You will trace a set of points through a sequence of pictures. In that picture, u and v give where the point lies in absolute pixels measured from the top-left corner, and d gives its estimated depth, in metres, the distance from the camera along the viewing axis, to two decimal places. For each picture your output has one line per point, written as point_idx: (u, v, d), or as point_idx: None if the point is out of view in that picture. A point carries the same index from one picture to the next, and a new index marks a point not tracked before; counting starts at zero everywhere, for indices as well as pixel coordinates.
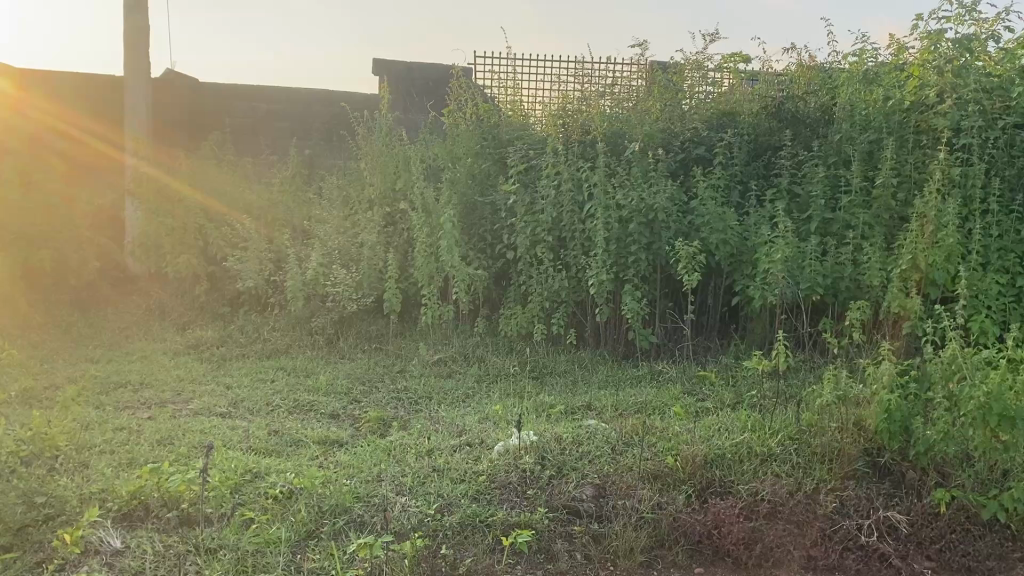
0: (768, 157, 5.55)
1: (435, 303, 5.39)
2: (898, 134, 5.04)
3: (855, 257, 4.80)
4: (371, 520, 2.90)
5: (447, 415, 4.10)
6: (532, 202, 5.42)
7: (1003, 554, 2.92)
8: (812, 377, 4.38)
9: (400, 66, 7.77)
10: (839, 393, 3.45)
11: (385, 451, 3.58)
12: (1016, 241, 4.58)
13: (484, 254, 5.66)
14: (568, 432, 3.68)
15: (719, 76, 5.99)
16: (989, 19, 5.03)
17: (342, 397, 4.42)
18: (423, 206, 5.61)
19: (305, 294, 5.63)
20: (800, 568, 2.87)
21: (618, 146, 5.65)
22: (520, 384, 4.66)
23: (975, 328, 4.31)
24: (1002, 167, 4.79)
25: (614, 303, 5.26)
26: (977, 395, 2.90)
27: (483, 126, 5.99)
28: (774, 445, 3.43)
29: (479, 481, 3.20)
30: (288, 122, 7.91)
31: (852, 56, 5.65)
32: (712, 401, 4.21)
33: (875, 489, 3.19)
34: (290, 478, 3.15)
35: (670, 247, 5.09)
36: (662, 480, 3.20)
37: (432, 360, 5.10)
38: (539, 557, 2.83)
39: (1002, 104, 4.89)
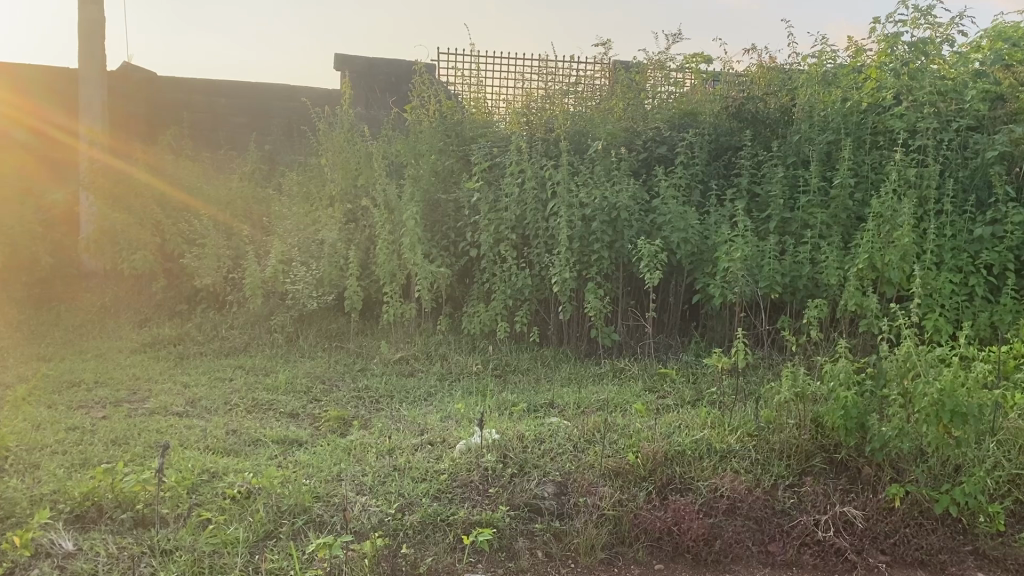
0: (728, 158, 5.61)
1: (397, 302, 5.37)
2: (855, 134, 5.12)
3: (814, 256, 4.86)
4: (330, 520, 2.88)
5: (408, 414, 4.08)
6: (495, 200, 5.42)
7: (955, 548, 2.99)
8: (771, 374, 4.44)
9: (363, 61, 7.69)
10: (797, 390, 3.39)
11: (345, 450, 3.55)
12: (969, 240, 4.67)
13: (447, 252, 5.64)
14: (530, 430, 3.69)
15: (682, 76, 6.15)
16: (944, 23, 5.15)
17: (302, 396, 4.38)
18: (386, 203, 5.59)
19: (264, 291, 5.56)
20: (758, 563, 2.91)
21: (582, 145, 5.68)
22: (482, 382, 4.66)
23: (929, 325, 4.38)
24: (956, 168, 4.88)
25: (577, 301, 5.28)
26: (931, 392, 2.96)
27: (446, 123, 5.98)
28: (733, 441, 3.46)
29: (441, 479, 3.19)
30: (248, 118, 7.80)
31: (812, 57, 5.73)
32: (673, 398, 4.25)
33: (832, 485, 3.23)
34: (247, 478, 3.11)
35: (632, 246, 5.12)
36: (623, 476, 3.22)
37: (393, 359, 5.07)
38: (501, 555, 2.83)
39: (956, 106, 4.98)
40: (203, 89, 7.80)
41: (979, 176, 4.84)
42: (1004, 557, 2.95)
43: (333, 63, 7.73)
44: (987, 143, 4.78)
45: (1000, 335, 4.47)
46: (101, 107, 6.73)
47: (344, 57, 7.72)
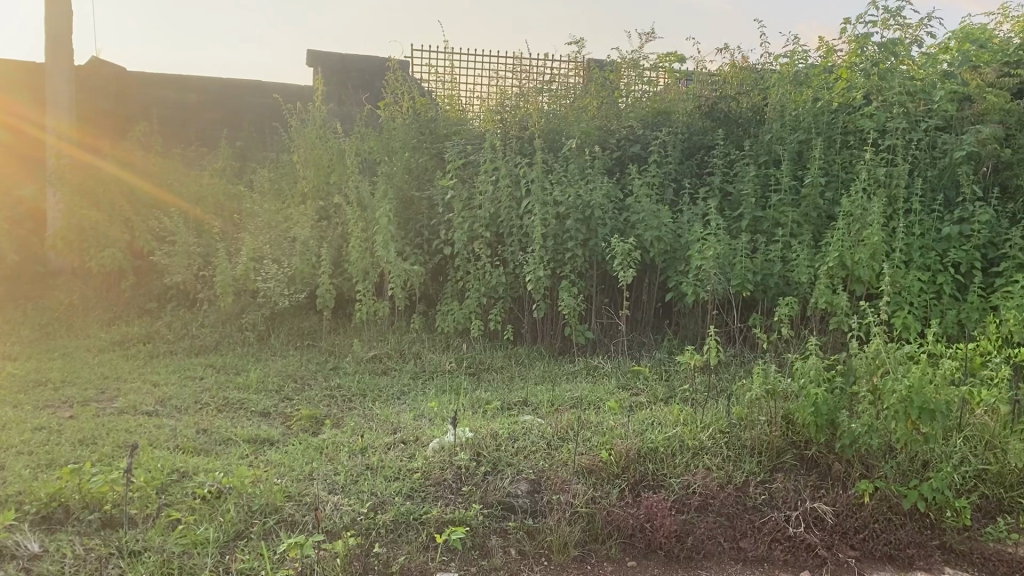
0: (700, 157, 5.64)
1: (370, 300, 5.35)
2: (826, 134, 5.18)
3: (785, 255, 4.90)
4: (302, 519, 2.86)
5: (381, 412, 4.06)
6: (469, 197, 5.40)
7: (923, 543, 3.03)
8: (743, 371, 4.46)
9: (336, 58, 7.66)
10: (768, 387, 3.43)
11: (317, 449, 3.53)
12: (937, 239, 4.73)
13: (421, 250, 5.63)
14: (504, 428, 3.69)
15: (654, 76, 6.18)
16: (914, 23, 5.21)
17: (274, 394, 4.35)
18: (359, 200, 5.55)
19: (235, 290, 5.50)
20: (730, 559, 2.94)
21: (556, 143, 5.69)
22: (456, 380, 4.66)
23: (898, 323, 4.42)
24: (925, 168, 4.94)
25: (551, 299, 5.28)
26: (900, 388, 3.00)
27: (420, 120, 5.96)
28: (705, 439, 3.48)
29: (415, 478, 3.18)
30: (218, 114, 7.71)
31: (783, 57, 5.78)
32: (646, 396, 4.27)
33: (803, 481, 3.25)
34: (218, 478, 3.08)
35: (606, 244, 5.13)
36: (596, 474, 3.23)
37: (366, 358, 5.05)
38: (474, 553, 2.82)
39: (925, 107, 5.06)
40: (174, 84, 7.68)
41: (946, 176, 4.91)
42: (970, 551, 3.00)
43: (306, 60, 7.67)
44: (954, 142, 4.84)
45: (967, 333, 4.52)
46: (68, 101, 6.62)
47: (316, 54, 7.65)
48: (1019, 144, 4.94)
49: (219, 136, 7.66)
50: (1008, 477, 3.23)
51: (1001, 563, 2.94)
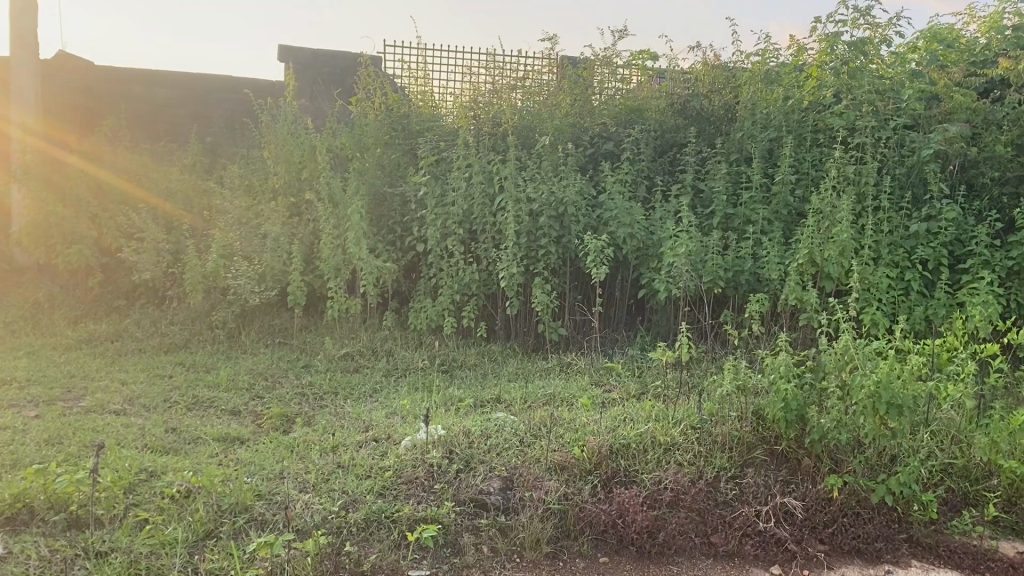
0: (673, 154, 5.67)
1: (342, 297, 5.33)
2: (796, 132, 5.24)
3: (755, 251, 4.94)
4: (273, 518, 2.84)
5: (353, 410, 4.04)
6: (442, 194, 5.39)
7: (890, 536, 3.08)
8: (714, 367, 4.49)
9: (307, 53, 7.60)
10: (739, 383, 3.43)
11: (288, 447, 3.51)
12: (905, 236, 4.80)
13: (393, 247, 5.61)
14: (477, 425, 3.68)
15: (628, 73, 6.13)
16: (883, 23, 5.27)
17: (244, 393, 4.31)
18: (330, 196, 5.51)
19: (204, 287, 5.46)
20: (700, 554, 2.98)
21: (529, 140, 5.70)
22: (429, 377, 4.65)
23: (867, 320, 4.48)
24: (893, 166, 5.01)
25: (524, 296, 5.29)
26: (868, 384, 3.03)
27: (393, 117, 5.93)
28: (677, 434, 3.49)
29: (387, 476, 3.16)
30: (188, 108, 7.57)
31: (755, 55, 5.82)
32: (619, 392, 4.28)
33: (773, 476, 3.28)
34: (187, 476, 3.04)
35: (579, 241, 5.15)
36: (568, 470, 3.23)
37: (338, 355, 5.02)
38: (445, 551, 2.82)
39: (894, 106, 5.10)
40: (143, 78, 7.54)
41: (915, 173, 4.97)
42: (936, 544, 3.06)
43: (278, 56, 7.64)
44: (922, 140, 4.90)
45: (934, 329, 4.59)
46: (33, 94, 6.49)
47: (288, 48, 7.60)
48: (985, 142, 5.02)
49: (189, 131, 7.52)
50: (973, 472, 3.29)
51: (966, 555, 3.00)
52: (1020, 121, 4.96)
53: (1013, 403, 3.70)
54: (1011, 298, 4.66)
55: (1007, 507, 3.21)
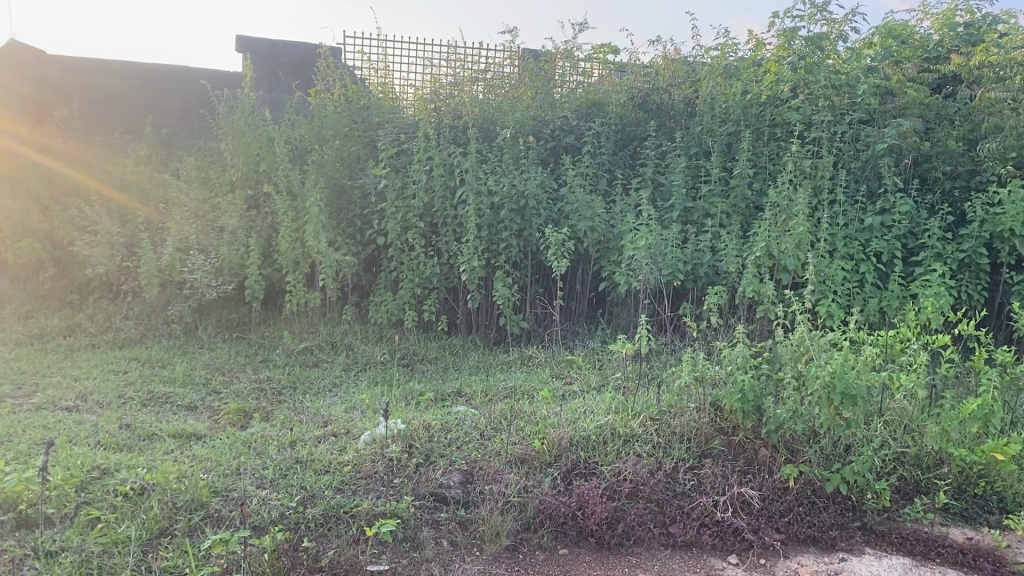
0: (633, 147, 5.72)
1: (300, 291, 5.27)
2: (754, 126, 5.33)
3: (714, 244, 4.99)
4: (229, 515, 2.80)
5: (311, 405, 4.01)
6: (403, 186, 5.37)
7: (844, 524, 3.14)
8: (674, 359, 4.53)
9: (265, 43, 7.47)
10: (697, 374, 3.47)
11: (245, 443, 3.47)
12: (859, 229, 4.89)
13: (353, 240, 5.58)
14: (437, 419, 3.67)
15: (589, 66, 6.19)
16: (839, 19, 5.35)
17: (201, 388, 4.25)
18: (288, 188, 5.45)
19: (161, 280, 5.32)
20: (659, 545, 3.02)
21: (490, 133, 5.69)
22: (389, 371, 4.63)
23: (823, 311, 4.55)
24: (848, 160, 5.09)
25: (485, 289, 5.29)
26: (823, 374, 3.08)
27: (353, 108, 5.89)
28: (636, 425, 3.51)
29: (344, 471, 3.13)
30: (143, 100, 7.12)
31: (714, 50, 5.90)
32: (579, 384, 4.31)
33: (730, 466, 3.30)
34: (141, 474, 2.99)
35: (541, 234, 5.17)
36: (528, 463, 3.25)
37: (297, 349, 4.98)
38: (405, 545, 2.81)
39: (849, 100, 5.17)
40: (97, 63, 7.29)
41: (869, 167, 5.06)
42: (889, 532, 3.13)
43: (235, 46, 7.51)
44: (877, 135, 4.99)
45: (887, 321, 4.67)
46: None
47: (245, 39, 7.48)
48: (938, 137, 5.14)
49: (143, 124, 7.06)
50: (925, 460, 3.35)
51: (918, 542, 3.08)
52: (971, 116, 5.12)
53: (962, 392, 3.79)
54: (962, 290, 4.77)
55: (957, 494, 3.30)
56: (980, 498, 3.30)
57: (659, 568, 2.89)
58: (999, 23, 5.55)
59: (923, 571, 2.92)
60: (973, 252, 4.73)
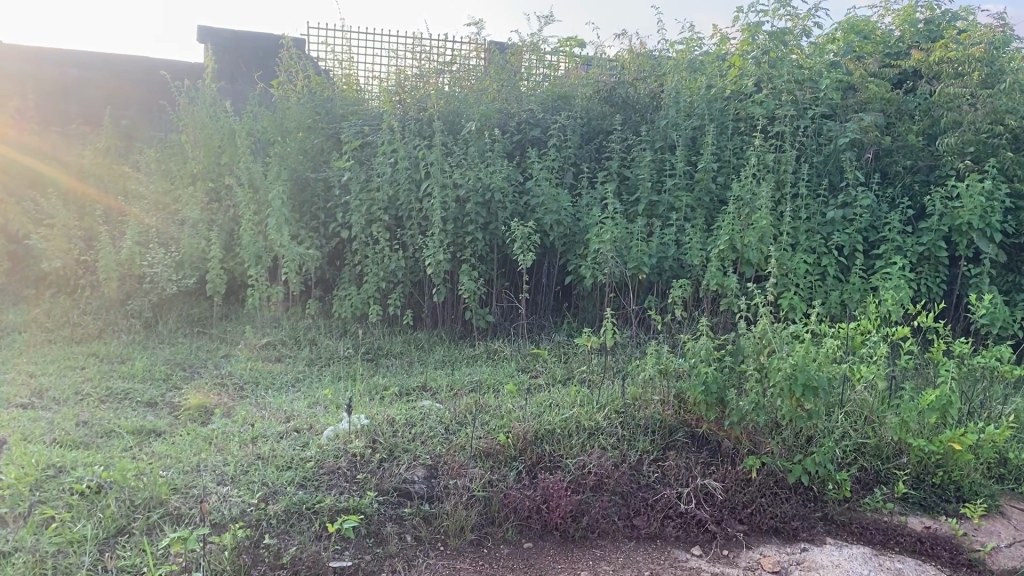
0: (599, 141, 5.71)
1: (263, 285, 5.21)
2: (719, 120, 5.36)
3: (679, 238, 5.03)
4: (188, 512, 2.75)
5: (274, 400, 3.97)
6: (367, 178, 5.33)
7: (806, 514, 3.18)
8: (639, 351, 4.55)
9: (226, 34, 7.36)
10: (661, 366, 3.48)
11: (206, 440, 3.41)
12: (821, 223, 4.97)
13: (317, 233, 5.54)
14: (401, 414, 3.65)
15: (556, 59, 6.21)
16: (802, 14, 5.42)
17: (161, 383, 4.19)
18: (250, 181, 5.37)
19: (119, 275, 5.20)
20: (623, 537, 3.03)
21: (456, 125, 5.66)
22: (353, 366, 4.59)
23: (785, 304, 4.64)
24: (811, 154, 5.14)
25: (451, 283, 5.28)
26: (784, 367, 3.10)
27: (316, 99, 5.84)
28: (601, 418, 3.51)
29: (307, 467, 3.10)
30: (101, 92, 6.77)
31: (678, 44, 5.99)
32: (545, 377, 4.32)
33: (694, 458, 3.32)
34: (98, 471, 2.93)
35: (506, 227, 5.17)
36: (493, 457, 3.23)
37: (259, 344, 4.92)
38: (368, 541, 2.79)
39: (812, 95, 5.23)
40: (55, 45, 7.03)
41: (831, 162, 5.13)
42: (849, 521, 3.18)
43: (196, 38, 7.40)
44: (839, 130, 5.07)
45: (849, 313, 4.76)
46: None
47: (207, 29, 7.38)
48: (898, 132, 5.22)
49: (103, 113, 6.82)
50: (885, 450, 3.40)
51: (877, 532, 3.13)
52: (931, 112, 5.20)
53: (921, 383, 3.85)
54: (921, 282, 4.86)
55: (916, 484, 3.35)
56: (938, 488, 3.35)
57: (623, 560, 2.91)
58: (958, 20, 5.63)
59: (882, 560, 2.97)
60: (932, 246, 4.82)
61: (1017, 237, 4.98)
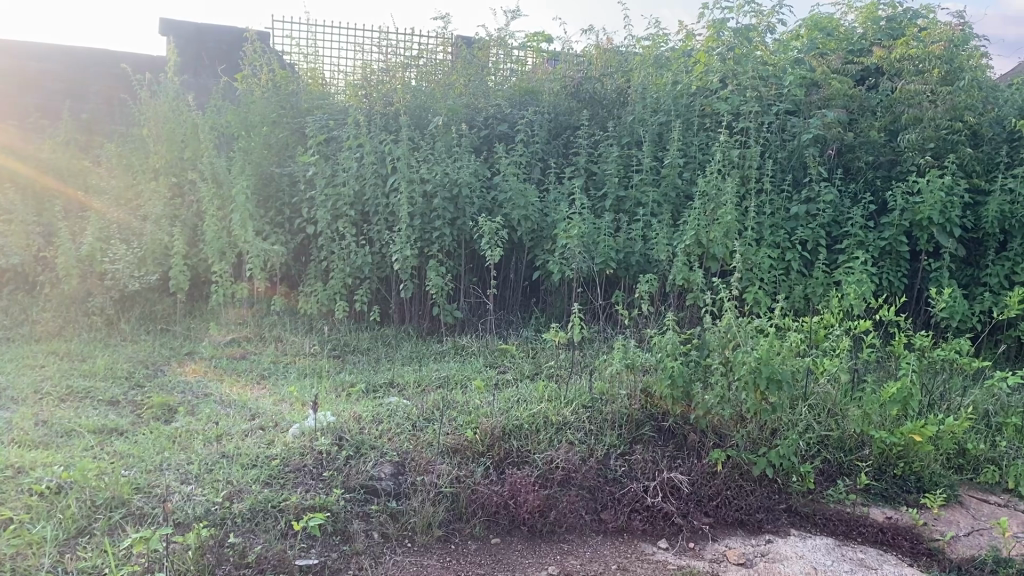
0: (567, 137, 5.72)
1: (227, 281, 5.16)
2: (684, 116, 5.39)
3: (645, 233, 5.06)
4: (151, 511, 2.71)
5: (238, 398, 3.92)
6: (333, 174, 5.29)
7: (771, 506, 3.22)
8: (607, 346, 4.57)
9: (190, 26, 7.25)
10: (627, 361, 3.51)
11: (169, 438, 3.37)
12: (785, 218, 5.02)
13: (282, 229, 5.50)
14: (368, 411, 3.63)
15: (523, 54, 6.32)
16: (766, 11, 5.46)
17: (123, 381, 4.13)
18: (213, 175, 5.31)
19: (80, 272, 5.11)
20: (590, 532, 3.05)
21: (422, 120, 5.64)
22: (320, 362, 4.56)
23: (750, 299, 4.69)
24: (775, 150, 5.19)
25: (418, 279, 5.26)
26: (749, 360, 3.13)
27: (280, 94, 5.79)
28: (569, 413, 3.51)
29: (272, 465, 3.07)
30: (62, 84, 6.49)
31: (644, 40, 6.05)
32: (513, 373, 4.32)
33: (660, 452, 3.34)
34: (58, 471, 2.88)
35: (474, 223, 5.16)
36: (461, 453, 3.23)
37: (224, 341, 4.87)
38: (335, 539, 2.77)
39: (776, 91, 5.28)
40: None
41: (795, 157, 5.19)
42: (813, 513, 3.23)
43: (159, 29, 7.28)
44: (802, 126, 5.12)
45: (812, 306, 4.85)
46: None
47: (170, 22, 7.26)
48: (860, 128, 5.28)
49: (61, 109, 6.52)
50: (847, 442, 3.45)
51: (840, 523, 3.18)
52: (892, 107, 5.25)
53: (883, 375, 3.89)
54: (883, 276, 4.94)
55: (877, 475, 3.40)
56: (899, 478, 3.41)
57: (590, 554, 2.92)
58: (919, 18, 5.69)
59: (845, 550, 3.02)
60: (894, 240, 4.89)
61: (975, 231, 5.07)
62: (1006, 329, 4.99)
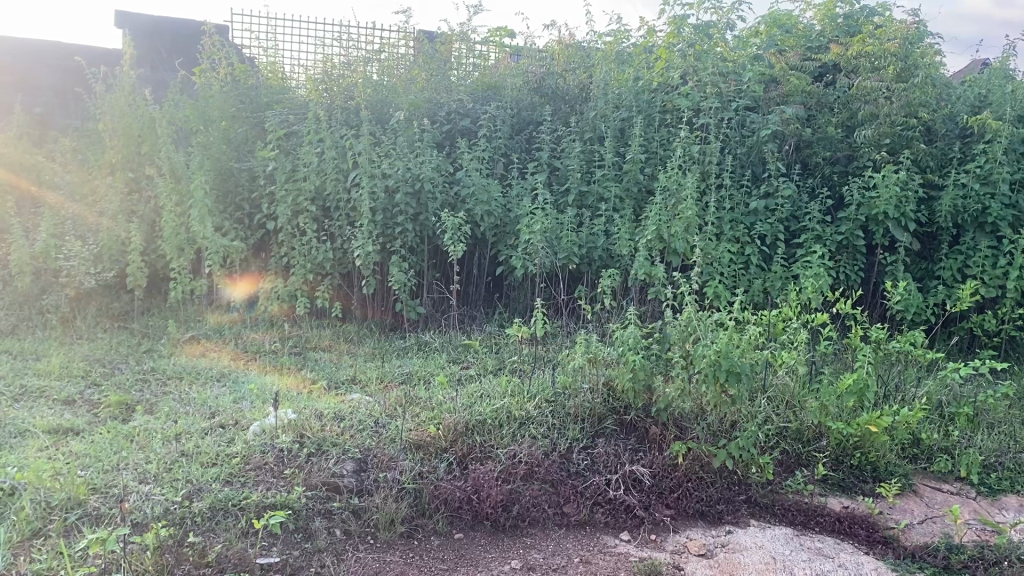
0: (529, 132, 5.73)
1: (186, 278, 5.09)
2: (646, 112, 5.42)
3: (607, 228, 5.10)
4: (108, 512, 2.67)
5: (197, 395, 3.87)
6: (293, 168, 5.23)
7: (731, 497, 3.26)
8: (570, 341, 4.59)
9: (146, 17, 7.11)
10: (591, 355, 3.53)
11: (126, 437, 3.32)
12: (745, 213, 5.09)
13: (241, 225, 5.44)
14: (331, 408, 3.61)
15: (485, 49, 6.35)
16: (725, 8, 5.50)
17: (79, 380, 4.06)
18: (171, 170, 5.22)
19: (33, 269, 5.01)
20: (553, 525, 3.07)
21: (383, 116, 5.62)
22: (281, 358, 4.53)
23: (710, 293, 4.74)
24: (735, 146, 5.25)
25: (381, 274, 5.24)
26: (709, 353, 3.16)
27: (241, 88, 5.78)
28: (532, 408, 3.53)
29: (233, 463, 3.03)
30: (12, 77, 6.30)
31: (607, 36, 6.09)
32: (476, 368, 4.33)
33: (622, 445, 3.36)
34: (12, 472, 2.82)
35: (436, 218, 5.14)
36: (424, 449, 3.22)
37: (182, 339, 4.81)
38: (296, 536, 2.75)
39: (735, 88, 5.37)
40: None
41: (754, 153, 5.26)
42: (772, 503, 3.27)
43: (114, 20, 7.13)
44: (761, 122, 5.19)
45: (771, 300, 4.94)
46: None
47: (126, 13, 7.11)
48: (818, 125, 5.36)
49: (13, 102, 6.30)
50: (805, 433, 3.50)
51: (799, 513, 3.23)
52: (849, 104, 5.33)
53: (840, 367, 3.96)
54: (840, 270, 5.03)
55: (835, 466, 3.46)
56: (856, 468, 3.46)
57: (553, 548, 2.94)
58: (875, 15, 5.77)
59: (803, 540, 3.07)
60: (851, 234, 4.97)
61: (930, 226, 5.18)
62: (959, 321, 5.10)
